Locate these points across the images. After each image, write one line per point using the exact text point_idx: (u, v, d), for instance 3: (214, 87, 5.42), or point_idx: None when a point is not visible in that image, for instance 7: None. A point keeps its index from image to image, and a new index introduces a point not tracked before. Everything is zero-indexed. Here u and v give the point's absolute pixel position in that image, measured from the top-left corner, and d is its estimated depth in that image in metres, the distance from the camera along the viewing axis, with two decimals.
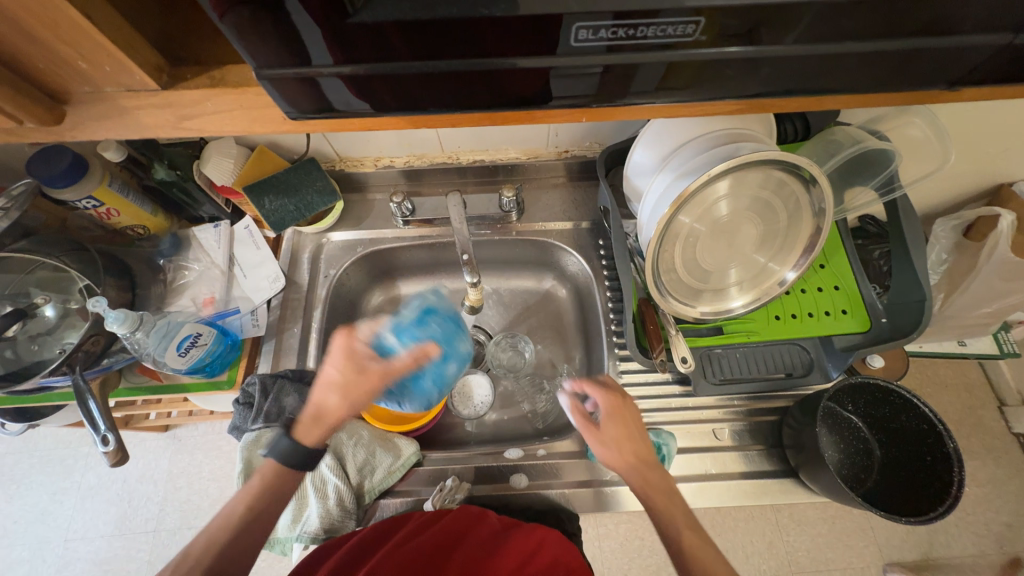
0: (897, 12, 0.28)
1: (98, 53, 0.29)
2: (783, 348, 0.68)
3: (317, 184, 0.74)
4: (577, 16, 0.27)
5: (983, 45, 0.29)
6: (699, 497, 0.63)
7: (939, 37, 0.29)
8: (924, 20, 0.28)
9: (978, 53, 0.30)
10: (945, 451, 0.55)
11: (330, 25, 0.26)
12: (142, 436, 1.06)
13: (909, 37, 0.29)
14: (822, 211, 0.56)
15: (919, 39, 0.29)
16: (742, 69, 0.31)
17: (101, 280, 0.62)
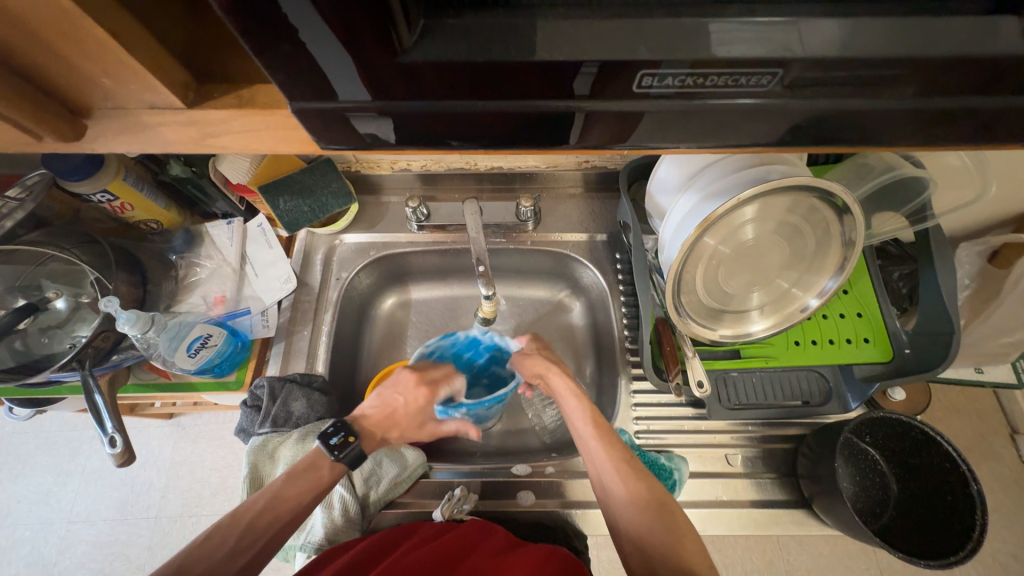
0: (980, 70, 0.26)
1: (124, 70, 0.28)
2: (801, 375, 0.66)
3: (333, 185, 0.73)
4: (646, 65, 0.26)
5: None
6: (708, 523, 0.62)
7: (1022, 96, 0.27)
8: (1010, 78, 0.26)
9: None
10: (968, 493, 0.54)
11: (376, 65, 0.25)
12: (146, 423, 1.06)
13: (991, 95, 0.27)
14: (851, 243, 0.54)
15: (1001, 97, 0.27)
16: (797, 120, 0.29)
17: (112, 275, 0.62)
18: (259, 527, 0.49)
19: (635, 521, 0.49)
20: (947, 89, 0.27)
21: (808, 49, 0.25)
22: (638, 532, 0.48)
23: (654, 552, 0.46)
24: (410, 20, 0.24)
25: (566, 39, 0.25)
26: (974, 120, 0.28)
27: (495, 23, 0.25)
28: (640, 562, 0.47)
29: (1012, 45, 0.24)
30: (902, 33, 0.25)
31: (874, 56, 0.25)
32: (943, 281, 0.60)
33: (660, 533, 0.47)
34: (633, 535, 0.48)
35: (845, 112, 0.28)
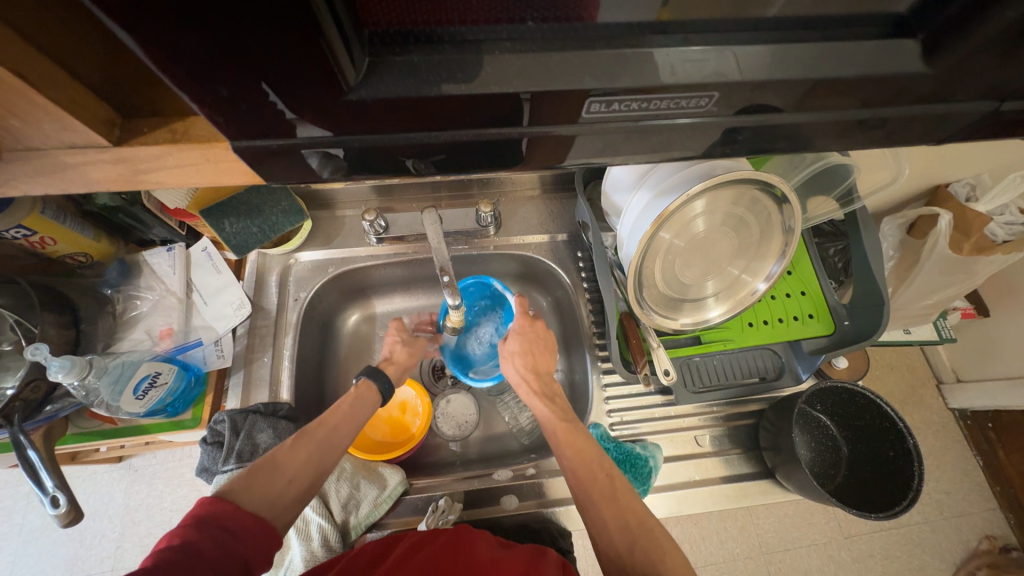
0: (898, 85, 0.28)
1: (34, 112, 0.26)
2: (756, 353, 0.70)
3: (282, 205, 0.70)
4: (595, 94, 0.27)
5: (973, 111, 0.30)
6: (684, 504, 0.65)
7: (935, 104, 0.30)
8: (923, 91, 0.29)
9: (967, 118, 0.31)
10: (905, 447, 0.59)
11: (323, 104, 0.25)
12: (91, 469, 0.97)
13: (909, 105, 0.30)
14: (790, 231, 0.58)
15: (916, 106, 0.30)
16: (733, 136, 0.31)
17: (37, 317, 0.56)
18: (307, 460, 0.51)
19: (616, 537, 0.48)
20: (859, 102, 0.29)
21: (736, 71, 0.27)
22: (621, 549, 0.47)
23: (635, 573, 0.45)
24: (354, 57, 0.24)
25: (513, 71, 0.26)
26: (883, 126, 0.31)
27: (440, 57, 0.25)
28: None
29: (908, 65, 0.27)
30: (817, 55, 0.27)
31: (792, 78, 0.27)
32: (871, 255, 0.67)
33: (640, 549, 0.46)
34: (615, 552, 0.48)
35: (772, 127, 0.31)
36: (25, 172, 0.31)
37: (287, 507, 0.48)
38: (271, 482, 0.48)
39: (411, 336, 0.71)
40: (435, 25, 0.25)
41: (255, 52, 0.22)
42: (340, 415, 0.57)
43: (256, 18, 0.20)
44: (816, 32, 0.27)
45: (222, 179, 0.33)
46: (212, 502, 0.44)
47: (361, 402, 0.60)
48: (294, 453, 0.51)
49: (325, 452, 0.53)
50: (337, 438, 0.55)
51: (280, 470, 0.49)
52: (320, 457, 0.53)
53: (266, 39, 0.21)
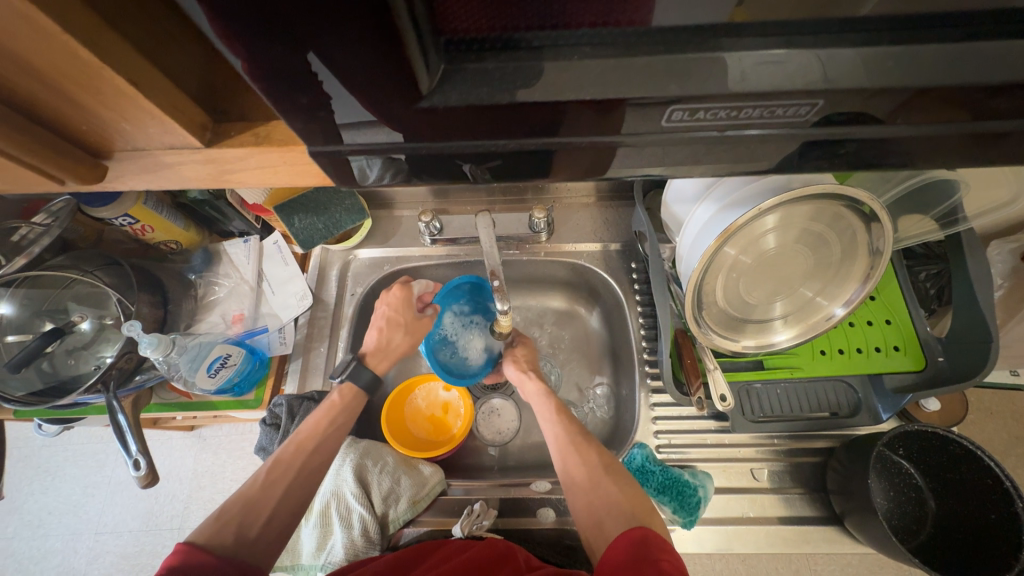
0: None
1: (143, 116, 0.29)
2: (828, 385, 0.64)
3: (345, 203, 0.73)
4: (675, 100, 0.25)
5: None
6: (735, 542, 0.60)
7: None
8: None
9: None
10: (1013, 510, 0.51)
11: (397, 111, 0.25)
12: (168, 434, 1.07)
13: None
14: (878, 253, 0.52)
15: None
16: (828, 148, 0.28)
17: (134, 296, 0.63)
18: (284, 495, 0.54)
19: (586, 486, 0.53)
20: (985, 112, 0.26)
21: (837, 77, 0.24)
22: (589, 496, 0.52)
23: (609, 523, 0.49)
24: (429, 63, 0.24)
25: (586, 78, 0.25)
26: (1004, 139, 0.27)
27: (515, 64, 0.25)
28: (589, 523, 0.51)
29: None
30: (939, 58, 0.24)
31: (906, 84, 0.24)
32: (978, 285, 0.58)
33: (608, 495, 0.51)
34: (585, 498, 0.53)
35: (875, 137, 0.27)
36: (131, 169, 0.34)
37: (267, 546, 0.50)
38: (246, 526, 0.50)
39: (412, 321, 0.69)
40: (512, 30, 0.24)
41: (337, 58, 0.22)
42: (324, 431, 0.59)
43: (339, 24, 0.21)
44: (942, 30, 0.24)
45: (296, 179, 0.35)
46: (186, 551, 0.46)
47: (347, 412, 0.61)
48: (268, 491, 0.53)
49: (310, 477, 0.56)
50: (318, 461, 0.57)
51: (255, 509, 0.51)
52: (304, 478, 0.56)
53: (350, 46, 0.22)
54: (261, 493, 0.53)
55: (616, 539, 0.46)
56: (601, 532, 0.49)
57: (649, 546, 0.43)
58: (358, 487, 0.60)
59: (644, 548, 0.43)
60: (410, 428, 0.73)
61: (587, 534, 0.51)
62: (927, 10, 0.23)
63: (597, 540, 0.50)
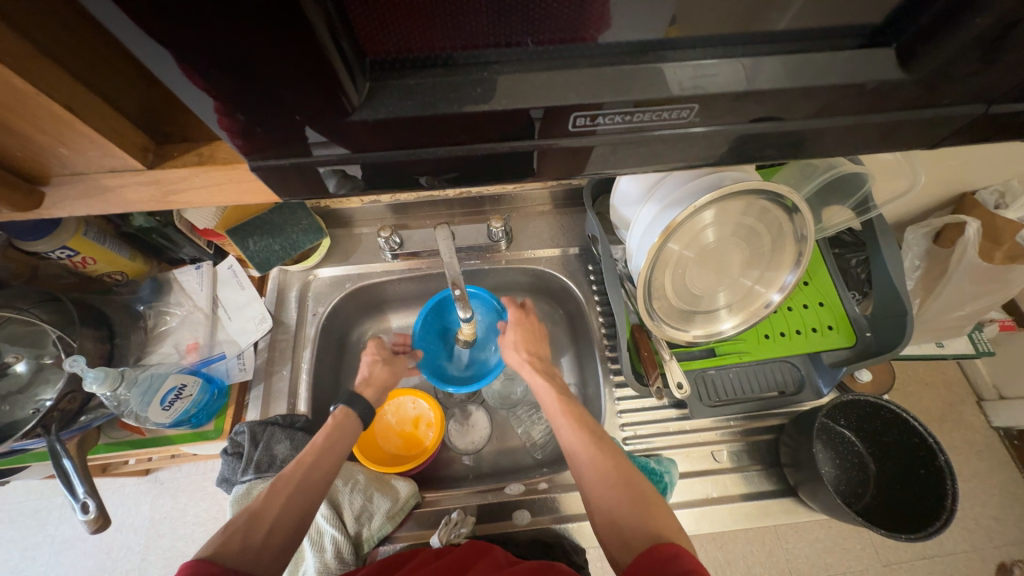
0: (886, 93, 0.29)
1: (80, 140, 0.29)
2: (774, 366, 0.69)
3: (303, 223, 0.73)
4: (579, 107, 0.28)
5: (960, 115, 0.30)
6: (703, 522, 0.63)
7: (925, 109, 0.30)
8: (913, 98, 0.29)
9: (955, 121, 0.31)
10: (937, 464, 0.57)
11: (330, 124, 0.27)
12: (120, 482, 1.00)
13: (901, 111, 0.30)
14: (803, 239, 0.57)
15: (908, 112, 0.30)
16: (729, 143, 0.32)
17: (75, 332, 0.60)
18: (288, 503, 0.51)
19: (604, 497, 0.52)
20: (852, 109, 0.30)
21: (730, 81, 0.28)
22: (607, 509, 0.51)
23: (631, 537, 0.48)
24: (356, 81, 0.26)
25: (505, 91, 0.27)
26: (877, 132, 0.32)
27: (436, 79, 0.27)
28: (612, 538, 0.50)
29: (899, 70, 0.28)
30: (810, 64, 0.28)
31: (789, 86, 0.28)
32: (891, 266, 0.65)
33: (626, 510, 0.50)
34: (604, 511, 0.52)
35: (768, 133, 0.31)
36: (70, 194, 0.34)
37: (267, 563, 0.47)
38: (250, 536, 0.47)
39: (392, 356, 0.70)
40: (431, 52, 0.26)
41: (271, 80, 0.24)
42: (319, 451, 0.56)
43: (267, 48, 0.22)
44: (805, 43, 0.28)
45: (244, 197, 0.35)
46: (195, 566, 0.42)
47: (340, 432, 0.58)
48: (269, 503, 0.50)
49: (310, 496, 0.52)
50: (315, 478, 0.53)
51: (260, 516, 0.49)
52: (308, 495, 0.52)
53: (281, 67, 0.23)
54: (266, 507, 0.50)
55: (640, 554, 0.44)
56: (625, 549, 0.47)
57: (680, 561, 0.42)
58: (328, 509, 0.59)
59: (672, 564, 0.42)
60: (383, 445, 0.72)
61: (610, 549, 0.50)
62: (790, 26, 0.27)
63: (619, 554, 0.48)
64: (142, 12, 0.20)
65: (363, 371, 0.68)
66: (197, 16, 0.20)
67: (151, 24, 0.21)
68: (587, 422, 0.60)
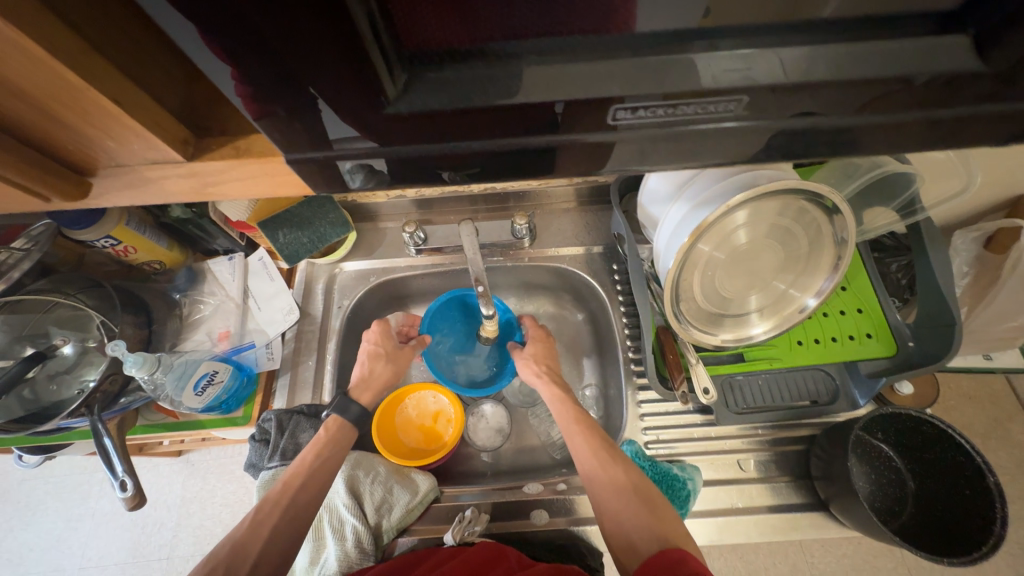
0: (944, 87, 0.27)
1: (126, 132, 0.30)
2: (806, 374, 0.66)
3: (330, 216, 0.74)
4: (620, 101, 0.27)
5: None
6: (726, 532, 0.61)
7: (984, 104, 0.28)
8: (975, 93, 0.27)
9: (1020, 117, 0.28)
10: (985, 486, 0.53)
11: (365, 116, 0.27)
12: (154, 461, 1.05)
13: (958, 106, 0.28)
14: (843, 242, 0.54)
15: (966, 107, 0.28)
16: (772, 138, 0.30)
17: (118, 317, 0.63)
18: (274, 529, 0.52)
19: (613, 505, 0.52)
20: (906, 103, 0.28)
21: (776, 73, 0.27)
22: (615, 515, 0.51)
23: (639, 543, 0.48)
24: (392, 73, 0.25)
25: (540, 83, 0.27)
26: (935, 129, 0.30)
27: (473, 73, 0.26)
28: (620, 543, 0.50)
29: (960, 61, 0.26)
30: (868, 55, 0.26)
31: (840, 78, 0.27)
32: (939, 272, 0.60)
33: (635, 517, 0.50)
34: (613, 518, 0.51)
35: (816, 128, 0.30)
36: (115, 185, 0.35)
37: None
38: (235, 566, 0.49)
39: (395, 350, 0.70)
40: (467, 42, 0.25)
41: (309, 72, 0.24)
42: (308, 469, 0.57)
43: (308, 42, 0.22)
44: (861, 31, 0.26)
45: (277, 189, 0.36)
46: None
47: (332, 445, 0.59)
48: (255, 532, 0.51)
49: (297, 518, 0.54)
50: (303, 500, 0.55)
51: (246, 545, 0.51)
52: (296, 518, 0.54)
53: (321, 59, 0.23)
54: (252, 535, 0.51)
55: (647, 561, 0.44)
56: (634, 554, 0.47)
57: (688, 566, 0.41)
58: (349, 498, 0.60)
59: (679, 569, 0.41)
60: (402, 440, 0.72)
61: (619, 555, 0.50)
62: (843, 14, 0.25)
63: (629, 561, 0.48)
64: (189, 5, 0.21)
65: (362, 368, 0.68)
66: (243, 8, 0.21)
67: (198, 18, 0.22)
68: (593, 426, 0.60)
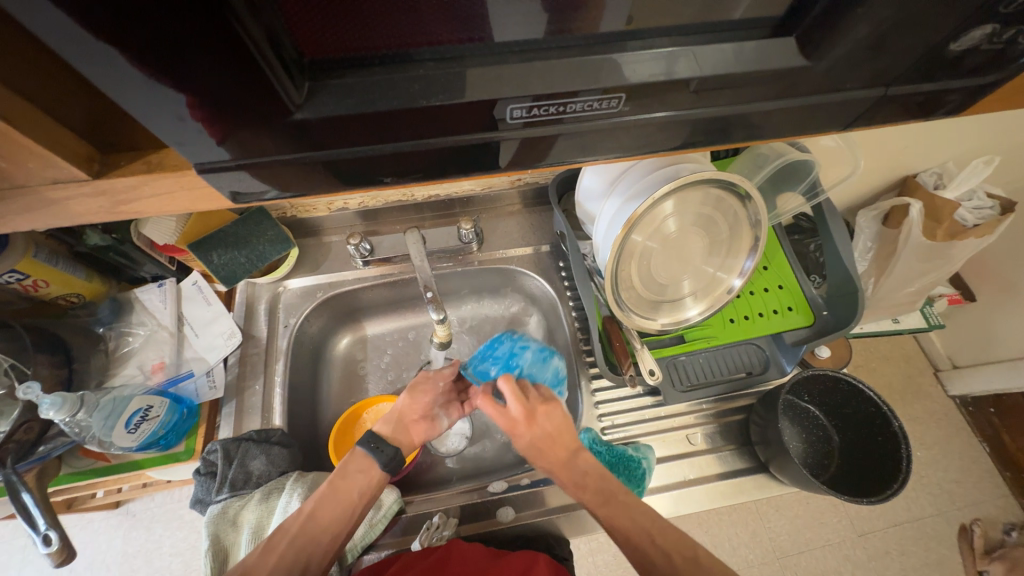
0: (799, 80, 0.31)
1: (17, 151, 0.28)
2: (741, 349, 0.72)
3: (269, 233, 0.72)
4: (513, 100, 0.29)
5: (866, 98, 0.33)
6: (681, 504, 0.65)
7: (830, 94, 0.32)
8: (826, 85, 0.32)
9: (864, 104, 0.33)
10: (892, 431, 0.60)
11: (273, 123, 0.27)
12: (88, 517, 0.95)
13: (813, 96, 0.32)
14: (758, 224, 0.60)
15: (819, 97, 0.32)
16: (670, 131, 0.34)
17: (30, 359, 0.57)
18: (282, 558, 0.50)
19: None
20: (772, 94, 0.32)
21: (665, 71, 0.30)
22: None
23: None
24: (295, 82, 0.26)
25: (440, 86, 0.28)
26: (803, 116, 0.34)
27: (375, 78, 0.28)
28: None
29: (802, 57, 0.30)
30: (735, 53, 0.30)
31: (714, 75, 0.30)
32: (842, 247, 0.69)
33: None
34: None
35: (703, 121, 0.33)
36: (12, 210, 0.33)
37: None
38: None
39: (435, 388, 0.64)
40: (370, 50, 0.27)
41: (209, 80, 0.24)
42: (319, 499, 0.53)
43: (205, 51, 0.23)
44: (723, 35, 0.30)
45: (198, 205, 0.35)
46: None
47: (344, 476, 0.54)
48: (263, 560, 0.49)
49: (307, 550, 0.50)
50: (314, 530, 0.51)
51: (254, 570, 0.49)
52: (307, 551, 0.50)
53: (219, 66, 0.24)
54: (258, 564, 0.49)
55: None
56: None
57: None
58: None
59: None
60: None
61: None
62: (705, 20, 0.29)
63: None
64: (79, 16, 0.21)
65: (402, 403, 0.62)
66: (136, 17, 0.21)
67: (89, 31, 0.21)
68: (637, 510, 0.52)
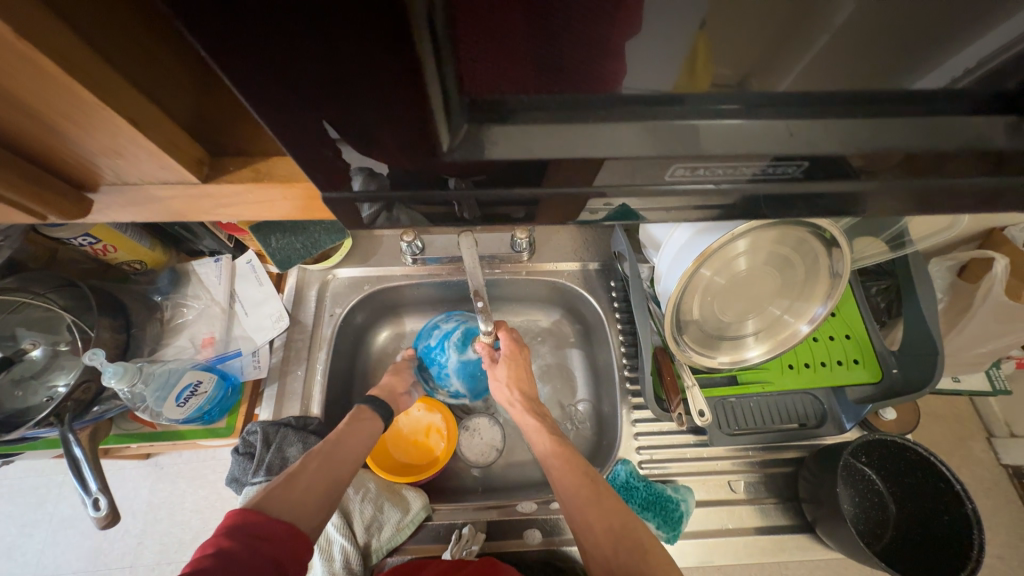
0: (960, 157, 0.28)
1: (132, 150, 0.28)
2: (795, 399, 0.68)
3: (326, 223, 0.70)
4: (680, 159, 0.27)
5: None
6: (716, 554, 0.62)
7: (984, 172, 0.29)
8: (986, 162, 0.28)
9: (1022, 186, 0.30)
10: (963, 512, 0.56)
11: (419, 161, 0.26)
12: (121, 464, 1.00)
13: (966, 174, 0.29)
14: (838, 276, 0.56)
15: (972, 174, 0.29)
16: (800, 196, 0.31)
17: (93, 319, 0.59)
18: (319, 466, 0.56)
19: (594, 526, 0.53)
20: (924, 169, 0.29)
21: (818, 138, 0.27)
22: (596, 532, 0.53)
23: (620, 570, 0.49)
24: (450, 122, 0.24)
25: (586, 142, 0.26)
26: (949, 192, 0.30)
27: (531, 135, 0.25)
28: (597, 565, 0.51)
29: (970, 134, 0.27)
30: (901, 126, 0.27)
31: (870, 146, 0.27)
32: (924, 302, 0.63)
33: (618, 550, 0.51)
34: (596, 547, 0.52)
35: (839, 191, 0.30)
36: (118, 201, 0.33)
37: (308, 514, 0.52)
38: (289, 489, 0.52)
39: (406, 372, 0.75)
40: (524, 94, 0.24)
41: (364, 111, 0.23)
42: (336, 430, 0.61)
43: (356, 84, 0.21)
44: (897, 107, 0.26)
45: (287, 211, 0.34)
46: (242, 514, 0.48)
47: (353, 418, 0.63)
48: (306, 463, 0.55)
49: (334, 462, 0.57)
50: (341, 451, 0.59)
51: (300, 469, 0.54)
52: (333, 466, 0.57)
53: (380, 105, 0.22)
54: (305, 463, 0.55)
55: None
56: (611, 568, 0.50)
57: None
58: (338, 518, 0.59)
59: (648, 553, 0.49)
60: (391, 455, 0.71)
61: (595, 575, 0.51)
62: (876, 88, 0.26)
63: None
64: (227, 36, 0.19)
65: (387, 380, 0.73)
66: (293, 47, 0.19)
67: (234, 43, 0.19)
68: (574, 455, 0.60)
